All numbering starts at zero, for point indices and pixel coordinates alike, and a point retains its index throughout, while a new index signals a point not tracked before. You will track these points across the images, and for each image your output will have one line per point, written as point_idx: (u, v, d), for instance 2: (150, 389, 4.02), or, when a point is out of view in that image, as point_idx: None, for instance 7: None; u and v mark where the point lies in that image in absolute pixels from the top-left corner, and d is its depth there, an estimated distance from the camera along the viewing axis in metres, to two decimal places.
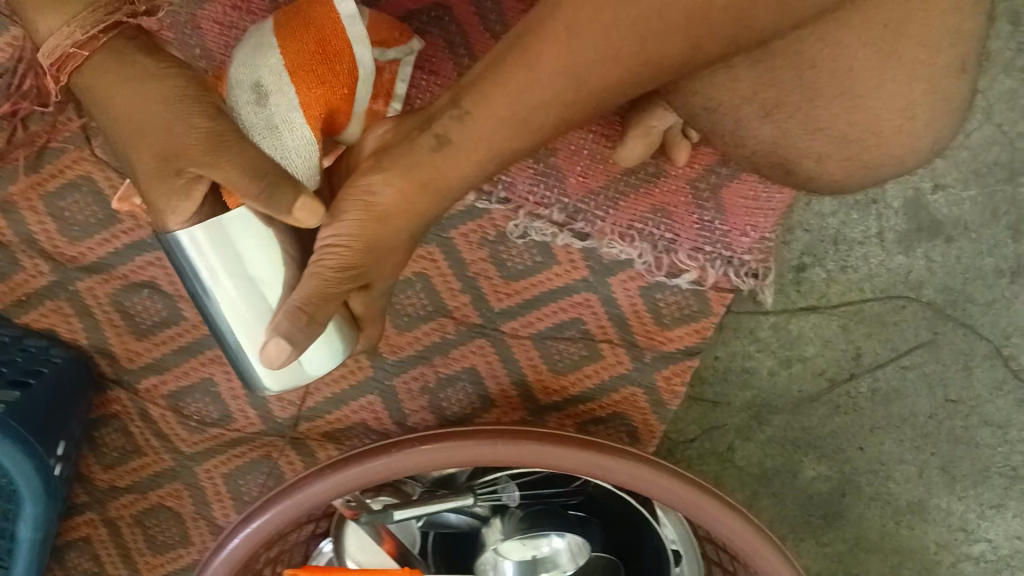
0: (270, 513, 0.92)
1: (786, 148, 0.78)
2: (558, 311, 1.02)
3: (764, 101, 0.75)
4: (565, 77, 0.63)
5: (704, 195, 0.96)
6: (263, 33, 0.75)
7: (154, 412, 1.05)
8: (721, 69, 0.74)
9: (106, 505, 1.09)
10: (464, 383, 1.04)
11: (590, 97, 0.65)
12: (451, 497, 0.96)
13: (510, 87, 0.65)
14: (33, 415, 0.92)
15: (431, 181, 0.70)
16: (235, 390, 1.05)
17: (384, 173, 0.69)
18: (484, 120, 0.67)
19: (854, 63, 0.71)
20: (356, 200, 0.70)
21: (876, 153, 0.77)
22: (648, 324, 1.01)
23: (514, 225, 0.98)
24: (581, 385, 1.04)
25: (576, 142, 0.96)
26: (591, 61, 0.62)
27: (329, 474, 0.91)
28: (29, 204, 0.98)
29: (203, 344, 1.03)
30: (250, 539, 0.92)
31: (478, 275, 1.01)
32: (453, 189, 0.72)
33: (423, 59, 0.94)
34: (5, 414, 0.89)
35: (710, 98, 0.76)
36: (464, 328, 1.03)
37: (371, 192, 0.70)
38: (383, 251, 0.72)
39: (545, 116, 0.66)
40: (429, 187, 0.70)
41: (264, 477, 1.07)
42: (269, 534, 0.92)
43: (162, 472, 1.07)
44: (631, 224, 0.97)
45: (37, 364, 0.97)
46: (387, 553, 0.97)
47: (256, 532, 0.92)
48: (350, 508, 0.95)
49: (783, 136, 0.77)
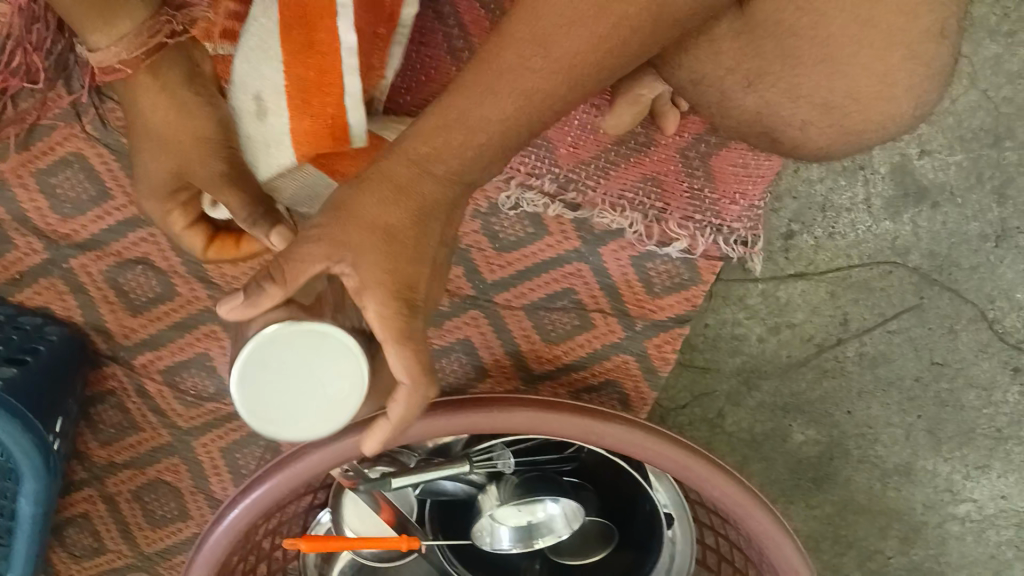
0: (269, 483, 0.92)
1: (769, 117, 0.79)
2: (552, 281, 1.02)
3: (746, 71, 0.76)
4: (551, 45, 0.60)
5: (694, 165, 0.97)
6: (266, 37, 0.82)
7: (150, 387, 1.06)
8: (703, 41, 0.76)
9: (103, 481, 1.09)
10: (459, 354, 1.05)
11: (588, 59, 0.61)
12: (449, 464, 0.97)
13: (482, 68, 0.62)
14: (30, 393, 0.92)
15: (409, 189, 0.63)
16: (231, 364, 1.05)
17: (358, 192, 0.64)
18: (478, 110, 0.62)
19: (834, 33, 0.73)
20: (357, 224, 0.62)
21: (857, 120, 0.78)
22: (639, 293, 1.02)
23: (506, 196, 0.99)
24: (574, 354, 1.05)
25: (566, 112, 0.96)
26: (559, 25, 0.59)
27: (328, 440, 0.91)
28: (21, 182, 0.98)
29: (198, 319, 1.04)
30: (249, 509, 0.92)
31: (470, 247, 1.02)
32: (435, 200, 0.64)
33: (417, 33, 0.95)
34: (3, 390, 0.89)
35: (694, 70, 0.78)
36: (457, 300, 1.03)
37: (345, 211, 0.63)
38: (369, 271, 0.62)
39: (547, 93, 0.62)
40: (408, 197, 0.63)
41: (262, 449, 1.08)
42: (268, 504, 0.93)
43: (161, 447, 1.08)
44: (621, 194, 0.98)
45: (32, 342, 0.97)
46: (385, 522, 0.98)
47: (255, 502, 0.92)
48: (348, 477, 0.96)
49: (765, 106, 0.78)
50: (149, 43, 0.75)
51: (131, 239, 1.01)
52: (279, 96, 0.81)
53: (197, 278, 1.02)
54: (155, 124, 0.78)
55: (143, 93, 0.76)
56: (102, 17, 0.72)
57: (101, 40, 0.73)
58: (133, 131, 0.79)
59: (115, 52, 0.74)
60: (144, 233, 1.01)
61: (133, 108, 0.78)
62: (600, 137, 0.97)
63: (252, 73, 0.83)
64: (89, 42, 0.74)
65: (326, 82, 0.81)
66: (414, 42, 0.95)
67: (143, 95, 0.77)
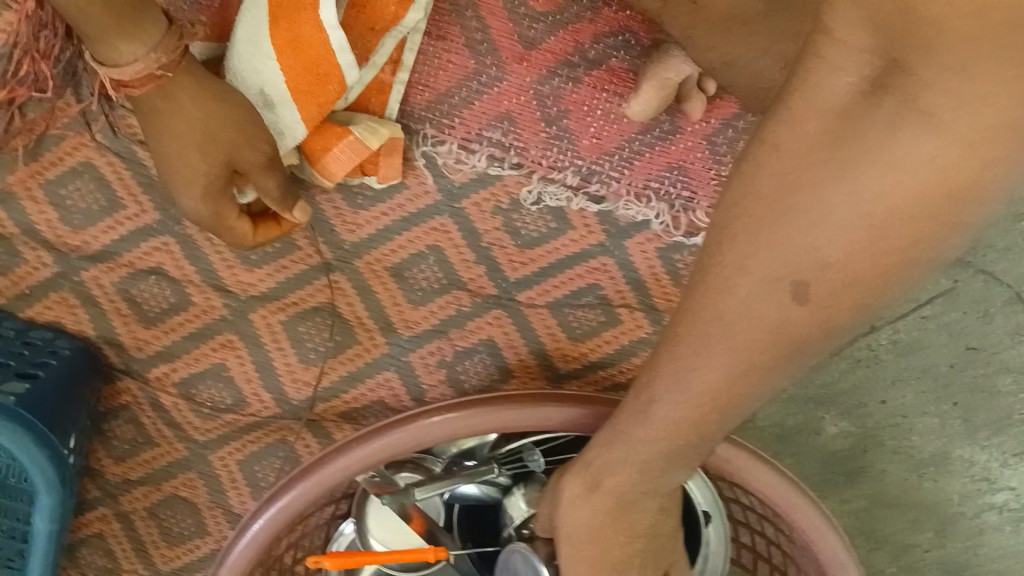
0: (293, 492, 0.90)
1: None
2: (574, 278, 1.00)
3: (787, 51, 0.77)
4: (789, 297, 0.57)
5: (722, 152, 0.95)
6: (258, 27, 0.82)
7: (165, 401, 1.03)
8: (739, 27, 0.77)
9: (118, 499, 1.06)
10: (482, 355, 1.03)
11: (842, 304, 0.57)
12: (478, 470, 0.95)
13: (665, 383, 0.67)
14: (44, 405, 0.89)
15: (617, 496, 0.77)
16: (249, 374, 1.02)
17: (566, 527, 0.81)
18: (710, 362, 0.63)
19: None
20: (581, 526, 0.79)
21: None
22: (666, 285, 0.99)
23: (528, 191, 0.96)
24: (601, 351, 1.02)
25: (589, 102, 0.94)
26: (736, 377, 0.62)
27: (352, 446, 0.90)
28: (28, 193, 0.95)
29: (215, 329, 1.01)
30: (274, 519, 0.89)
31: (492, 245, 0.99)
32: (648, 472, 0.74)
33: (430, 24, 0.91)
34: (14, 403, 0.86)
35: (728, 52, 0.79)
36: (479, 300, 1.01)
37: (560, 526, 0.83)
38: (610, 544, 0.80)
39: (805, 328, 0.58)
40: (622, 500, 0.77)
41: (281, 462, 1.05)
42: (293, 514, 0.90)
43: (177, 462, 1.05)
44: (646, 184, 0.95)
45: (43, 355, 0.94)
46: (415, 531, 0.94)
47: (280, 512, 0.90)
48: (376, 483, 0.93)
49: None
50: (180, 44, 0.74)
51: (142, 249, 0.97)
52: (283, 91, 0.83)
53: (212, 285, 0.99)
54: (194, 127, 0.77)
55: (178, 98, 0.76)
56: (133, 29, 0.70)
57: (131, 50, 0.71)
58: (168, 138, 0.78)
59: (153, 57, 0.72)
60: (157, 242, 0.97)
61: (167, 110, 0.76)
62: (625, 127, 0.94)
63: (250, 65, 0.82)
64: (119, 57, 0.71)
65: (323, 71, 0.84)
66: (429, 34, 0.92)
67: (178, 99, 0.76)
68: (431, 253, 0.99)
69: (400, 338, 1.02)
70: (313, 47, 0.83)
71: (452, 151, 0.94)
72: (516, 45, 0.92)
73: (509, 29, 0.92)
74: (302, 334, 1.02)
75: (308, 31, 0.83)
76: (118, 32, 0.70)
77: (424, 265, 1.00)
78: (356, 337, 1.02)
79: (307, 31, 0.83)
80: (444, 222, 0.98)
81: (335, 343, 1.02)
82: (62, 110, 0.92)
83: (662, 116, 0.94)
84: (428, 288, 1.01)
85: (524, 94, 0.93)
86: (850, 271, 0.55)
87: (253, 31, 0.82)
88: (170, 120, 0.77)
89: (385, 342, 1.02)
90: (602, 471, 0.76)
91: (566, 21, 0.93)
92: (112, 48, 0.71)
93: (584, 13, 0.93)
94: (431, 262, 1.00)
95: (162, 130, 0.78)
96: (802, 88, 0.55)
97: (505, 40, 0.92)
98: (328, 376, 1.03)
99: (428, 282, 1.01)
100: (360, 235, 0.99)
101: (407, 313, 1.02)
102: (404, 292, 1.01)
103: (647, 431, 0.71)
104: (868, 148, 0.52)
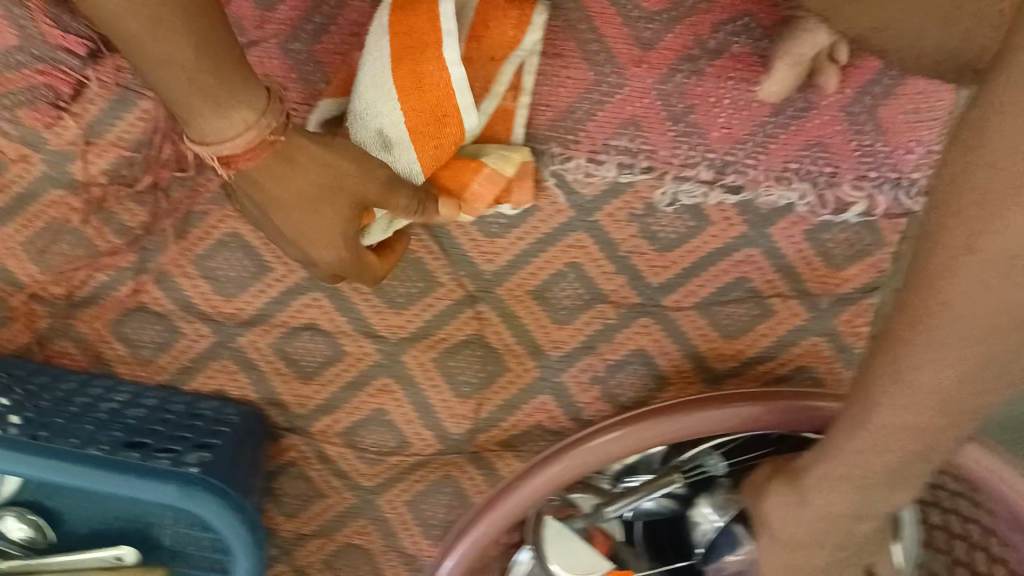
0: (484, 521, 0.92)
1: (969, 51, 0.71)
2: (721, 273, 0.96)
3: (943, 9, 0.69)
4: (937, 384, 0.60)
5: (860, 120, 0.92)
6: (381, 70, 0.83)
7: (331, 452, 1.04)
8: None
9: (294, 554, 1.08)
10: (635, 366, 0.99)
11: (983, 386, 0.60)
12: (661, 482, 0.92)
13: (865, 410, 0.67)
14: (225, 469, 0.87)
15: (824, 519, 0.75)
16: (408, 415, 1.03)
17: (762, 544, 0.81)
18: (904, 388, 0.62)
19: None
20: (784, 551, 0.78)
21: None
22: (820, 269, 0.96)
23: (662, 194, 0.94)
24: (758, 345, 0.98)
25: (716, 93, 0.91)
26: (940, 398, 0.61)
27: (535, 472, 0.90)
28: (181, 270, 0.98)
29: (370, 375, 1.02)
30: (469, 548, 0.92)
31: (631, 252, 0.96)
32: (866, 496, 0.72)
33: (546, 44, 0.92)
34: (201, 471, 0.84)
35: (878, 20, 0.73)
36: (625, 310, 0.98)
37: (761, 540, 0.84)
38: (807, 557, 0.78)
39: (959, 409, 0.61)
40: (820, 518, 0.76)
41: (449, 498, 1.05)
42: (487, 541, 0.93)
43: (348, 511, 1.06)
44: (784, 167, 0.93)
45: (208, 439, 0.92)
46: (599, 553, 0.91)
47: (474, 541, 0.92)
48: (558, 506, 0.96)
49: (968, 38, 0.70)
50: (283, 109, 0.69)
51: (294, 307, 0.99)
52: (403, 131, 0.82)
53: (363, 333, 1.01)
54: (312, 201, 0.73)
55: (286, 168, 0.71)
56: (233, 96, 0.66)
57: (229, 121, 0.66)
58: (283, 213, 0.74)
59: (265, 123, 0.68)
60: (307, 299, 0.99)
61: (286, 180, 0.71)
62: (756, 112, 0.92)
63: (371, 107, 0.82)
64: (221, 129, 0.66)
65: (443, 114, 0.83)
66: (545, 53, 0.92)
67: (290, 171, 0.71)
68: (570, 270, 0.97)
69: (551, 359, 1.00)
70: (434, 88, 0.82)
71: (580, 165, 0.93)
72: (633, 47, 0.91)
73: (624, 33, 0.91)
74: (454, 369, 1.02)
75: (428, 66, 0.82)
76: (216, 106, 0.65)
77: (566, 284, 0.98)
78: (507, 365, 1.01)
79: (427, 66, 0.82)
80: (580, 238, 0.96)
81: (486, 373, 1.01)
82: (202, 185, 0.95)
83: (792, 96, 0.92)
84: (571, 305, 0.99)
85: (647, 95, 0.92)
86: (978, 359, 0.57)
87: (377, 73, 0.82)
88: (282, 195, 0.72)
89: (536, 365, 1.01)
90: (812, 491, 0.74)
91: (681, 16, 0.91)
92: (207, 122, 0.66)
93: (698, 5, 0.91)
94: (572, 280, 0.98)
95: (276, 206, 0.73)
96: (953, 171, 0.54)
97: (623, 46, 0.91)
98: (485, 406, 1.02)
99: (570, 298, 0.98)
100: (499, 262, 0.98)
101: (554, 332, 1.00)
102: (549, 313, 0.99)
103: (852, 457, 0.70)
104: (986, 234, 0.52)
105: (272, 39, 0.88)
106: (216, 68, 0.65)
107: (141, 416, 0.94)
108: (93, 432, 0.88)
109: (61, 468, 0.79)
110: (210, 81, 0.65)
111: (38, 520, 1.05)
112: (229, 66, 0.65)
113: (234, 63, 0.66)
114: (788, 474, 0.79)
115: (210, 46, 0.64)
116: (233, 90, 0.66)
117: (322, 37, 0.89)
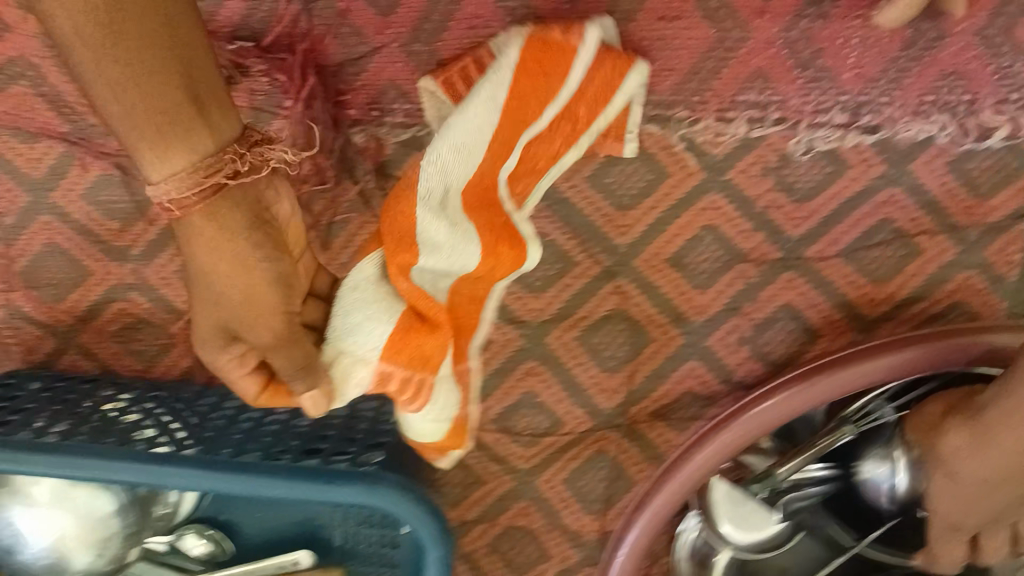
0: (659, 497, 0.94)
1: None
2: (863, 217, 0.95)
3: None
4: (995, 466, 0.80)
5: (996, 43, 0.88)
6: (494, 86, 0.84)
7: (487, 437, 1.06)
8: None
9: (458, 542, 1.10)
10: (783, 322, 0.98)
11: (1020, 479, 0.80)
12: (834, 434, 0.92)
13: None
14: (401, 463, 0.90)
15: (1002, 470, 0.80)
16: (559, 394, 1.04)
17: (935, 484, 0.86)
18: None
19: None
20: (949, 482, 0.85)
21: None
22: (966, 200, 0.94)
23: (797, 142, 0.92)
24: (909, 285, 0.96)
25: (841, 34, 0.89)
26: None
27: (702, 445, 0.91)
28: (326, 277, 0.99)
29: (516, 359, 1.03)
30: (649, 524, 0.94)
31: (768, 207, 0.95)
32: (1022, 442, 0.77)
33: (662, 10, 0.89)
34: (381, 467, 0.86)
35: None
36: (767, 266, 0.97)
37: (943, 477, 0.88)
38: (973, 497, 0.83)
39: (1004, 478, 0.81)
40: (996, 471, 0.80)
41: (606, 471, 1.05)
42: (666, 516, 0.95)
43: (508, 494, 1.08)
44: (920, 102, 0.90)
45: (374, 438, 0.95)
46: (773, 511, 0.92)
47: (653, 516, 0.94)
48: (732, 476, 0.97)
49: None
50: (205, 180, 0.71)
51: None
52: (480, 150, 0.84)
53: (506, 318, 1.01)
54: (245, 277, 0.75)
55: (224, 238, 0.74)
56: (163, 148, 0.70)
57: (178, 165, 0.71)
58: (208, 296, 0.76)
59: (166, 188, 0.71)
60: None
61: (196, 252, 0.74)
62: (884, 49, 0.89)
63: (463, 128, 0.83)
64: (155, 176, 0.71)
65: (530, 120, 0.85)
66: (663, 18, 0.89)
67: (219, 232, 0.73)
68: (706, 233, 0.96)
69: (694, 324, 0.99)
70: (526, 102, 0.85)
71: (709, 126, 0.92)
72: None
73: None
74: (598, 346, 1.01)
75: (534, 76, 0.85)
76: (172, 160, 0.71)
77: (703, 247, 0.97)
78: (652, 335, 1.00)
79: (531, 76, 0.85)
80: (715, 198, 0.95)
81: (630, 345, 1.01)
82: (339, 196, 0.95)
83: (921, 25, 0.88)
84: (712, 267, 0.97)
85: (772, 46, 0.89)
86: None
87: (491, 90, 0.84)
88: (215, 264, 0.74)
89: (681, 332, 1.00)
90: (1000, 428, 0.78)
91: None
92: (163, 169, 0.71)
93: None
94: (709, 243, 0.97)
95: (217, 272, 0.75)
96: None
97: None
98: (635, 377, 1.02)
99: (709, 261, 0.97)
100: (634, 233, 0.97)
101: (695, 298, 0.98)
102: (688, 278, 0.98)
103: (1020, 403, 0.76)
104: None
105: (392, 41, 0.91)
106: (151, 93, 0.68)
107: (308, 425, 0.97)
108: (271, 446, 0.90)
109: (260, 482, 0.83)
110: (172, 127, 0.70)
111: (219, 534, 1.10)
112: (175, 100, 0.69)
113: (187, 106, 0.70)
114: (966, 413, 0.82)
115: (195, 90, 0.70)
116: (184, 130, 0.70)
117: (442, 34, 0.90)
